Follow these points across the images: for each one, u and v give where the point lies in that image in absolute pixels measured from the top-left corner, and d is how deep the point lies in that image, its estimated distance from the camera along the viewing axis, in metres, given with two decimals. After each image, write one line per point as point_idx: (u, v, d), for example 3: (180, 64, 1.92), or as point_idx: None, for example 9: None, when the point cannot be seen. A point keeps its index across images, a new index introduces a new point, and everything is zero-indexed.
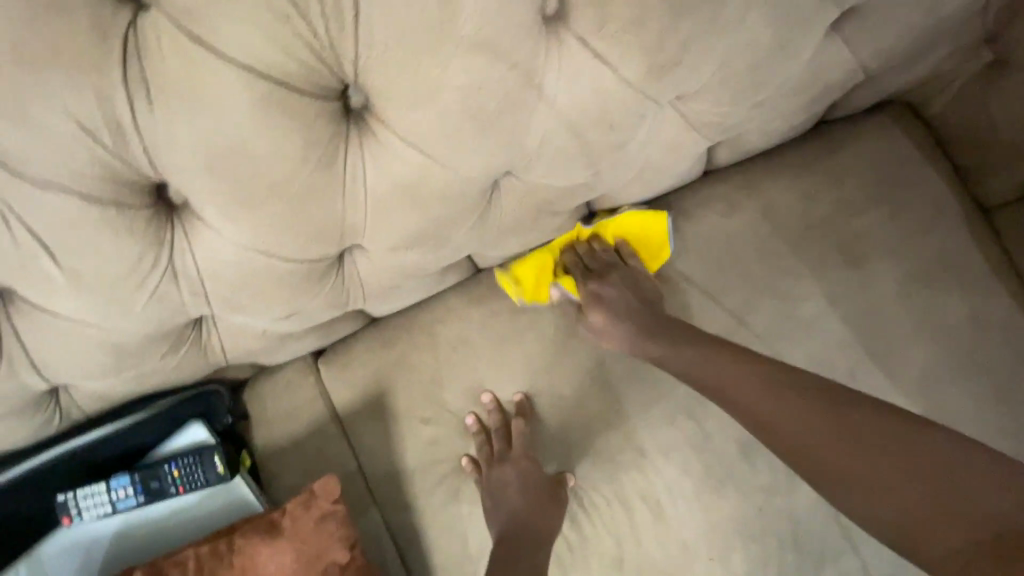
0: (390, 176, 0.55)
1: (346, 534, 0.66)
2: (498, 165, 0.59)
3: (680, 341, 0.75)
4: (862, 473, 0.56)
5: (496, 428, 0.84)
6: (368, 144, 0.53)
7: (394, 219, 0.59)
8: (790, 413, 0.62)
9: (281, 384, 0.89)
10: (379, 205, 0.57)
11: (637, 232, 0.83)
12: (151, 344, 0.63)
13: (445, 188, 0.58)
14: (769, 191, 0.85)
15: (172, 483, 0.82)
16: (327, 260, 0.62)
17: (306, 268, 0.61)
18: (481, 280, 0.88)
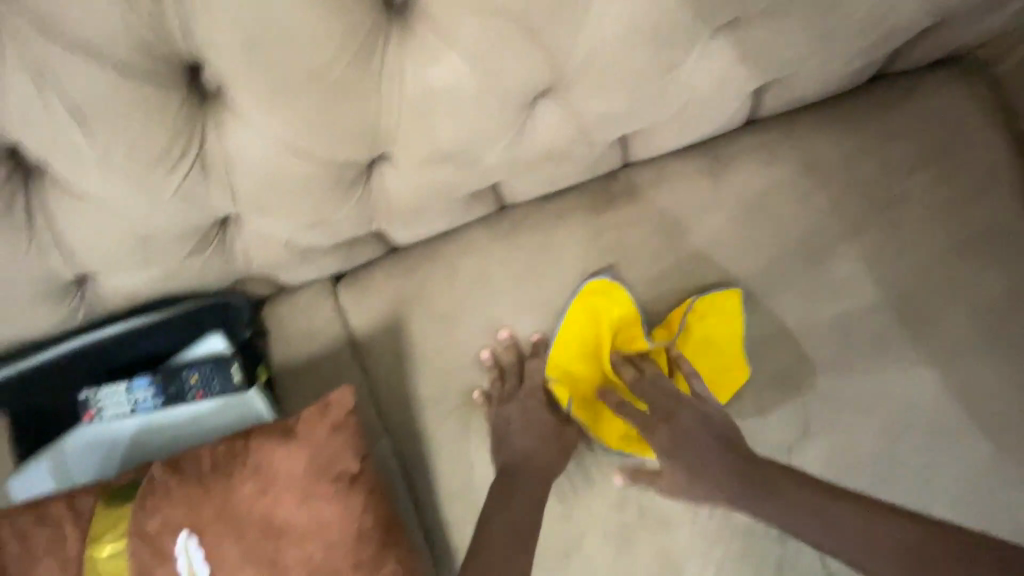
0: (426, 77, 0.53)
1: (358, 445, 0.67)
2: (540, 78, 0.57)
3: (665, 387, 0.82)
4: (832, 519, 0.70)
5: (514, 364, 0.85)
6: (409, 42, 0.51)
7: (427, 126, 0.57)
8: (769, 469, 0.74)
9: (301, 303, 0.90)
10: (414, 109, 0.56)
11: (718, 326, 0.79)
12: (175, 241, 0.63)
13: (483, 100, 0.56)
14: (815, 143, 0.81)
15: (191, 389, 0.84)
16: (357, 166, 0.60)
17: (335, 172, 0.60)
18: (506, 215, 0.86)
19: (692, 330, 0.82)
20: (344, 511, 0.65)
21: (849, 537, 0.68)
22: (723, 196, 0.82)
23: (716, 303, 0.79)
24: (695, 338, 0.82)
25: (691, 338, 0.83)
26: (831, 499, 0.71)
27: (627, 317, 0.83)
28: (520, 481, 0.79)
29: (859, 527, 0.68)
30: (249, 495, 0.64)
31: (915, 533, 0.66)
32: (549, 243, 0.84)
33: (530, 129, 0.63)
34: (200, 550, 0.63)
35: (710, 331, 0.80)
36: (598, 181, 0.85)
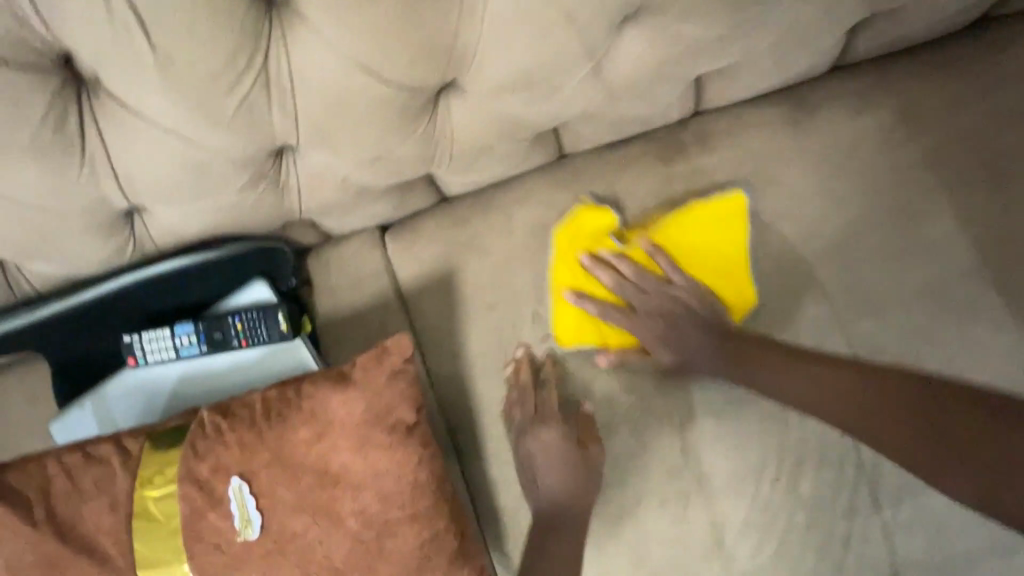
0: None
1: (414, 395, 0.63)
2: None
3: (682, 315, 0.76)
4: (874, 416, 0.65)
5: (529, 389, 0.80)
6: None
7: (511, 49, 0.54)
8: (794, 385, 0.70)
9: (347, 253, 0.86)
10: (499, 26, 0.52)
11: (711, 225, 0.77)
12: (231, 171, 0.59)
13: (571, 21, 0.53)
14: (907, 91, 0.75)
15: (235, 336, 0.81)
16: (430, 91, 0.57)
17: (406, 97, 0.56)
18: (565, 164, 0.82)
19: (679, 232, 0.78)
20: (401, 462, 0.62)
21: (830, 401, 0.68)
22: (801, 147, 0.77)
23: (707, 204, 0.77)
24: (685, 240, 0.78)
25: (677, 239, 0.78)
26: (830, 374, 0.69)
27: (600, 223, 0.80)
28: (558, 493, 0.77)
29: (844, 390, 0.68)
30: (303, 441, 0.61)
31: (894, 389, 0.66)
32: (611, 194, 0.80)
33: (612, 58, 0.60)
34: (252, 494, 0.61)
35: (700, 229, 0.77)
36: (665, 129, 0.80)
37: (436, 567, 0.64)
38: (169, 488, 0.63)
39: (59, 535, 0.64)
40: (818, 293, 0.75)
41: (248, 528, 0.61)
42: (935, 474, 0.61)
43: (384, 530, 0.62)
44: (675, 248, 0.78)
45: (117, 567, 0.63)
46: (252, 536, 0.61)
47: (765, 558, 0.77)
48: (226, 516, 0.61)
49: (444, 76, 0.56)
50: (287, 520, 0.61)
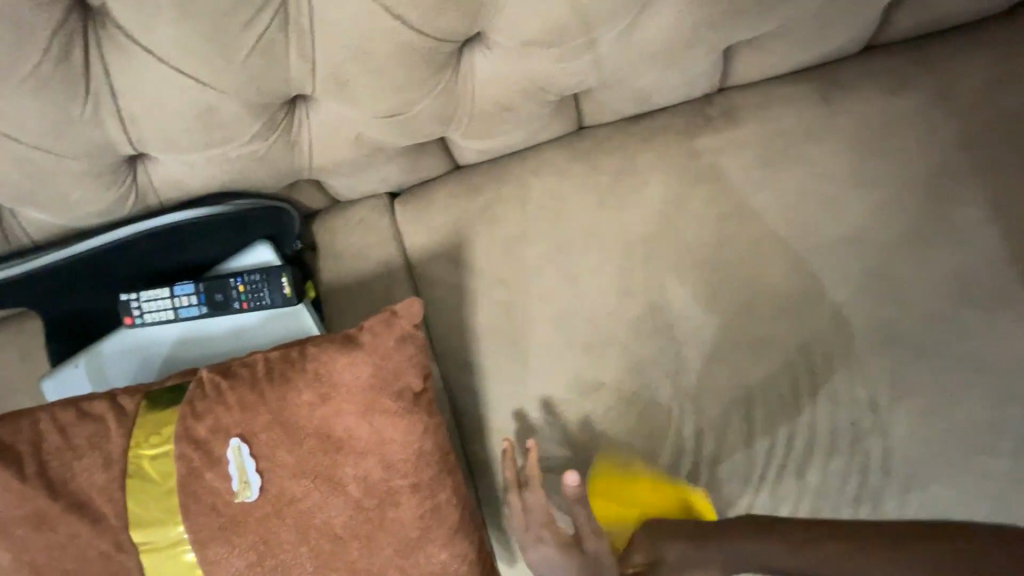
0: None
1: (422, 361, 0.61)
2: None
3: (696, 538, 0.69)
4: (816, 556, 0.64)
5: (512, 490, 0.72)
6: None
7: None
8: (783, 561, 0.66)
9: (355, 218, 0.84)
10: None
11: (613, 488, 0.76)
12: (242, 118, 0.57)
13: None
14: (942, 73, 0.74)
15: (236, 298, 0.78)
16: (454, 42, 0.55)
17: (430, 46, 0.54)
18: (585, 136, 0.80)
19: (619, 496, 0.76)
20: (407, 430, 0.60)
21: (769, 551, 0.66)
22: (828, 127, 0.75)
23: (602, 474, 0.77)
24: (620, 493, 0.76)
25: (619, 501, 0.76)
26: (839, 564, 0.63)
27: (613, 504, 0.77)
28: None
29: (769, 539, 0.67)
30: (307, 403, 0.59)
31: (815, 544, 0.65)
32: (630, 168, 0.78)
33: (646, 19, 0.58)
34: (252, 456, 0.59)
35: (615, 489, 0.76)
36: (690, 104, 0.78)
37: (437, 539, 0.62)
38: (165, 447, 0.61)
39: (48, 490, 0.61)
40: (840, 277, 0.73)
41: (246, 490, 0.59)
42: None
43: (386, 499, 0.60)
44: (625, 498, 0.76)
45: (109, 526, 0.61)
46: (250, 497, 0.59)
47: None
48: (223, 477, 0.59)
49: (472, 23, 0.54)
50: (287, 483, 0.59)
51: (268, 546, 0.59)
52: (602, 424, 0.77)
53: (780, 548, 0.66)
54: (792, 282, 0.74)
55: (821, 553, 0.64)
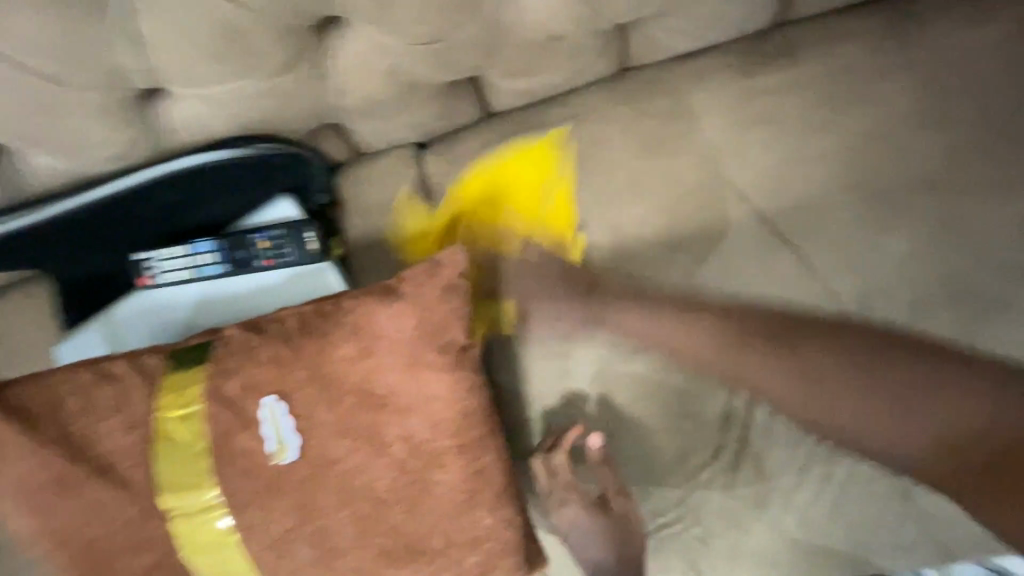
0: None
1: (467, 314, 0.57)
2: None
3: (799, 336, 0.70)
4: (840, 414, 0.69)
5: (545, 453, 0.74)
6: None
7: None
8: (767, 372, 0.70)
9: (381, 170, 0.78)
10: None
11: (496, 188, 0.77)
12: (269, 43, 0.53)
13: None
14: (1015, 5, 0.68)
15: (260, 255, 0.74)
16: None
17: None
18: (632, 77, 0.74)
19: (472, 200, 0.77)
20: (453, 386, 0.56)
21: (809, 401, 0.70)
22: (894, 63, 0.69)
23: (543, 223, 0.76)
24: (491, 187, 0.77)
25: (481, 188, 0.77)
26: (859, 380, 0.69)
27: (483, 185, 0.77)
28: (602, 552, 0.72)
29: (824, 372, 0.69)
30: (345, 359, 0.55)
31: (831, 376, 0.69)
32: (679, 110, 0.72)
33: None
34: (288, 415, 0.55)
35: (504, 182, 0.76)
36: (744, 40, 0.72)
37: (484, 502, 0.58)
38: (193, 408, 0.57)
39: (71, 453, 0.58)
40: (910, 225, 0.68)
41: (283, 451, 0.55)
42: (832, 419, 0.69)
43: (431, 460, 0.56)
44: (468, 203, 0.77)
45: (136, 491, 0.58)
46: (287, 459, 0.55)
47: (822, 509, 0.72)
48: (257, 437, 0.55)
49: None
50: (326, 444, 0.55)
51: (307, 511, 0.56)
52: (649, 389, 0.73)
53: (824, 364, 0.69)
54: (852, 231, 0.69)
55: (799, 383, 0.70)
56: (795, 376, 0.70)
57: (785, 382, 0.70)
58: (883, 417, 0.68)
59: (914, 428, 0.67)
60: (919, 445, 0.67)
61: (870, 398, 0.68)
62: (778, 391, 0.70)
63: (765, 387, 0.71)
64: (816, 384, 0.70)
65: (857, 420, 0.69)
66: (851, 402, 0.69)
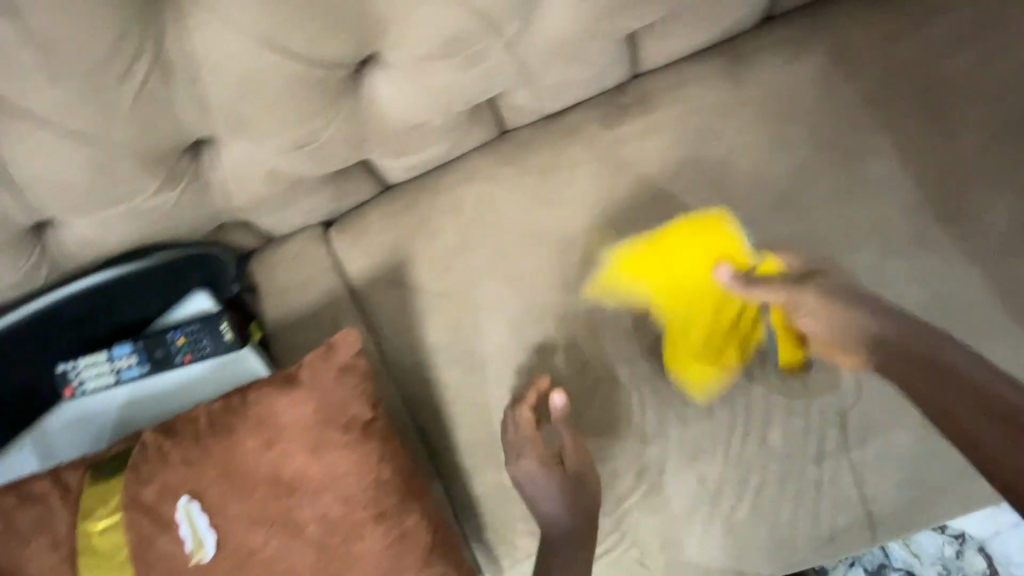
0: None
1: (368, 391, 0.61)
2: None
3: (913, 339, 0.66)
4: (933, 385, 0.63)
5: (513, 405, 0.77)
6: None
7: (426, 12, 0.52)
8: (896, 343, 0.67)
9: (292, 252, 0.82)
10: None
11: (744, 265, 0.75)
12: (142, 170, 0.56)
13: None
14: (844, 31, 0.73)
15: (177, 352, 0.76)
16: (343, 67, 0.53)
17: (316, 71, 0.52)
18: (510, 138, 0.79)
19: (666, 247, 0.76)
20: (361, 460, 0.59)
21: (904, 354, 0.66)
22: (740, 98, 0.75)
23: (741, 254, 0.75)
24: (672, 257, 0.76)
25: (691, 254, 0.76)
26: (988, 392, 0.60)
27: None
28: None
29: (938, 366, 0.63)
30: (253, 450, 0.58)
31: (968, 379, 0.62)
32: (554, 164, 0.77)
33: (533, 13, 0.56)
34: (203, 513, 0.57)
35: (660, 259, 0.76)
36: (606, 94, 0.77)
37: (409, 566, 0.61)
38: (113, 519, 0.59)
39: None
40: (775, 244, 0.75)
41: (201, 549, 0.57)
42: (923, 392, 0.64)
43: (348, 534, 0.59)
44: (410, 363, 0.81)
45: None
46: (206, 556, 0.57)
47: (740, 514, 0.77)
48: (176, 539, 0.57)
49: (349, 53, 0.51)
50: (244, 536, 0.57)
51: None
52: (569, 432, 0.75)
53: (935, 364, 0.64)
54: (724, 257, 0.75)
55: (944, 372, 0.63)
56: (904, 336, 0.67)
57: (835, 309, 0.70)
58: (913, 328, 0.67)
59: (939, 358, 0.64)
60: (904, 342, 0.66)
61: (956, 398, 0.61)
62: (905, 357, 0.66)
63: (882, 337, 0.67)
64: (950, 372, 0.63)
65: (901, 326, 0.67)
66: (950, 383, 0.63)
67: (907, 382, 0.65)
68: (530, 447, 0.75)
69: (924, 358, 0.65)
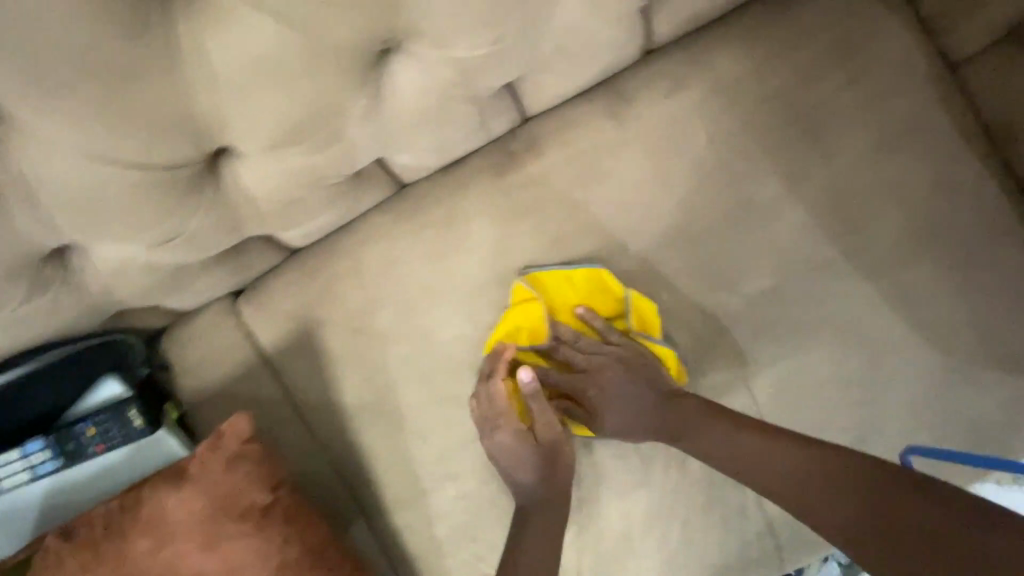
0: (223, 47, 0.45)
1: (266, 474, 0.62)
2: (374, 40, 0.50)
3: (737, 439, 0.67)
4: (827, 496, 0.58)
5: (483, 379, 0.75)
6: (201, 20, 0.43)
7: (260, 107, 0.50)
8: (738, 450, 0.66)
9: (201, 327, 0.82)
10: (224, 88, 0.47)
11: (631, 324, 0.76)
12: (6, 287, 0.56)
13: (311, 62, 0.48)
14: (719, 62, 0.74)
15: (90, 442, 0.75)
16: (193, 166, 0.53)
17: (167, 175, 0.52)
18: (408, 193, 0.78)
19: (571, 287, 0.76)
20: (262, 547, 0.60)
21: (781, 483, 0.62)
22: (626, 136, 0.75)
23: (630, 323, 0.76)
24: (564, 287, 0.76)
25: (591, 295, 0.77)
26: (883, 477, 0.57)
27: None
28: None
29: (794, 460, 0.63)
30: (148, 549, 0.58)
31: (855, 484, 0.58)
32: (451, 217, 0.77)
33: (384, 95, 0.56)
34: None
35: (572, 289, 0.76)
36: (496, 142, 0.78)
37: None
38: None
39: None
40: (678, 274, 0.75)
41: None
42: (814, 505, 0.59)
43: None
44: (332, 427, 0.80)
45: None
46: None
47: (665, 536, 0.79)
48: None
49: (190, 151, 0.51)
50: None
51: None
52: (512, 467, 0.74)
53: (804, 456, 0.62)
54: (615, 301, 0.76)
55: (817, 474, 0.60)
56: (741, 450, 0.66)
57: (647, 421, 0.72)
58: (755, 437, 0.66)
59: (816, 469, 0.61)
60: (732, 452, 0.67)
61: (821, 496, 0.59)
62: (764, 468, 0.64)
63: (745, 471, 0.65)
64: (829, 466, 0.60)
65: (779, 446, 0.64)
66: (829, 479, 0.59)
67: (792, 495, 0.61)
68: (497, 424, 0.74)
69: (772, 463, 0.64)
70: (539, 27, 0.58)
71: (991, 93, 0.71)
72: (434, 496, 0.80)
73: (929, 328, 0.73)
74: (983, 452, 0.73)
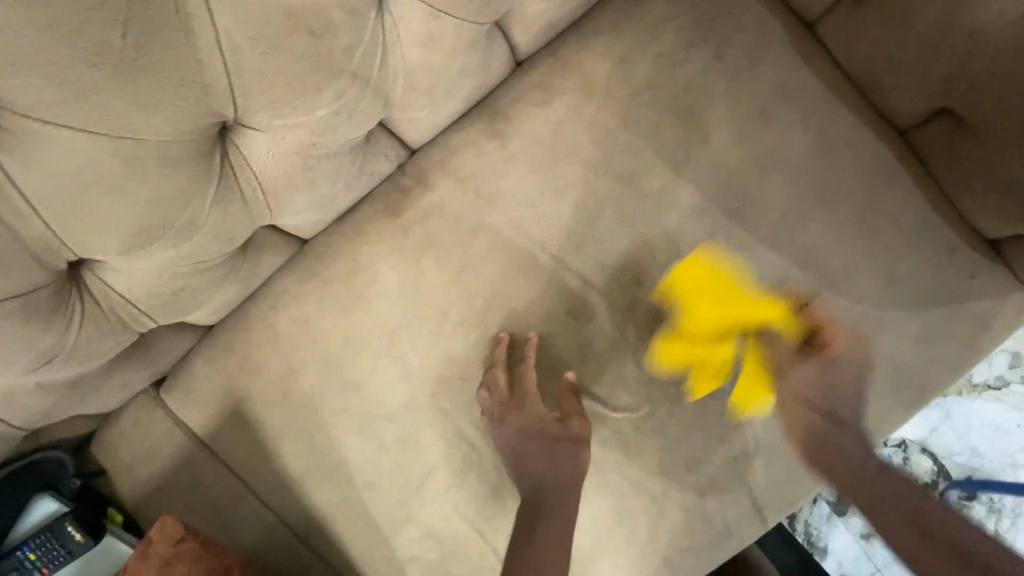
0: (43, 170, 0.47)
1: (206, 567, 0.66)
2: (201, 120, 0.51)
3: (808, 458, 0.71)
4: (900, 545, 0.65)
5: (501, 366, 0.75)
6: (13, 148, 0.45)
7: (99, 217, 0.51)
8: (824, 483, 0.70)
9: (129, 425, 0.79)
10: (57, 208, 0.49)
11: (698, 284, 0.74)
12: None
13: (140, 155, 0.50)
14: (584, 64, 0.75)
15: (33, 568, 0.71)
16: (47, 287, 0.54)
17: (22, 304, 0.52)
18: (310, 250, 0.77)
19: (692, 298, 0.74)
20: None
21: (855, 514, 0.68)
22: (510, 152, 0.75)
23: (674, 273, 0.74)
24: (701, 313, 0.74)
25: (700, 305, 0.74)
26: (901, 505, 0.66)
27: None
28: None
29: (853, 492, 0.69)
30: None
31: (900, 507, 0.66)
32: (356, 265, 0.76)
33: (232, 167, 0.58)
34: None
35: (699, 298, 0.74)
36: (387, 182, 0.77)
37: None
38: None
39: None
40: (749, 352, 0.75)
41: None
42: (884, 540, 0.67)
43: None
44: (279, 497, 0.78)
45: None
46: None
47: (640, 539, 0.76)
48: None
49: (38, 267, 0.52)
50: None
51: None
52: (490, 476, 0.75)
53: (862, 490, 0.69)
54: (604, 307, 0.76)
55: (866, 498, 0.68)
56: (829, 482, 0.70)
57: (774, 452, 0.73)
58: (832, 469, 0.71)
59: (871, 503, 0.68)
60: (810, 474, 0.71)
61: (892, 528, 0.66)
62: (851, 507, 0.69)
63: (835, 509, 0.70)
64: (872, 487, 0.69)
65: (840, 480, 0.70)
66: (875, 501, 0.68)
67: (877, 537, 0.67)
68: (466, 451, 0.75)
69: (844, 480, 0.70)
70: (376, 70, 0.58)
71: (847, 49, 0.73)
72: (397, 546, 0.78)
73: (836, 280, 0.75)
74: (907, 389, 0.76)
